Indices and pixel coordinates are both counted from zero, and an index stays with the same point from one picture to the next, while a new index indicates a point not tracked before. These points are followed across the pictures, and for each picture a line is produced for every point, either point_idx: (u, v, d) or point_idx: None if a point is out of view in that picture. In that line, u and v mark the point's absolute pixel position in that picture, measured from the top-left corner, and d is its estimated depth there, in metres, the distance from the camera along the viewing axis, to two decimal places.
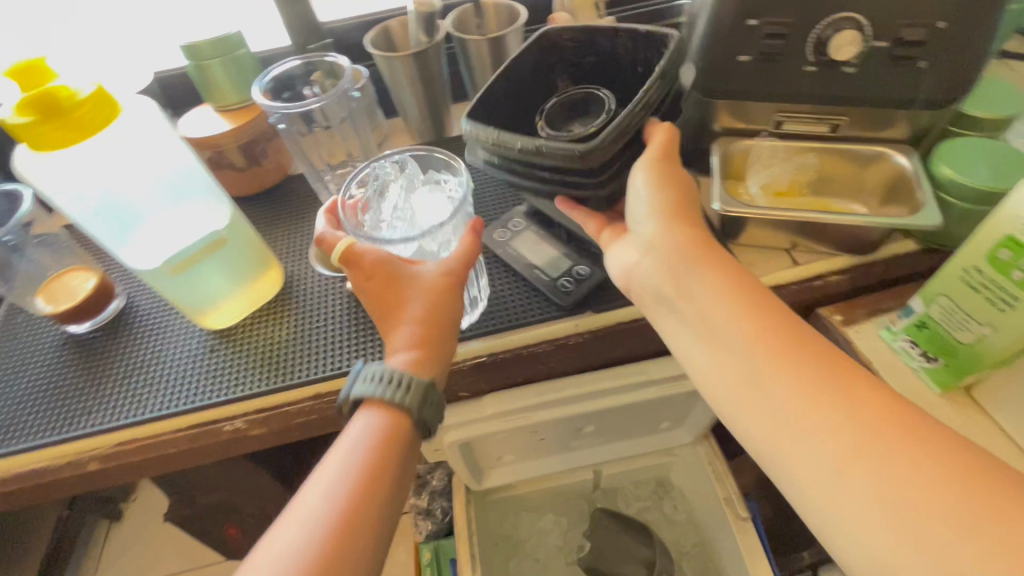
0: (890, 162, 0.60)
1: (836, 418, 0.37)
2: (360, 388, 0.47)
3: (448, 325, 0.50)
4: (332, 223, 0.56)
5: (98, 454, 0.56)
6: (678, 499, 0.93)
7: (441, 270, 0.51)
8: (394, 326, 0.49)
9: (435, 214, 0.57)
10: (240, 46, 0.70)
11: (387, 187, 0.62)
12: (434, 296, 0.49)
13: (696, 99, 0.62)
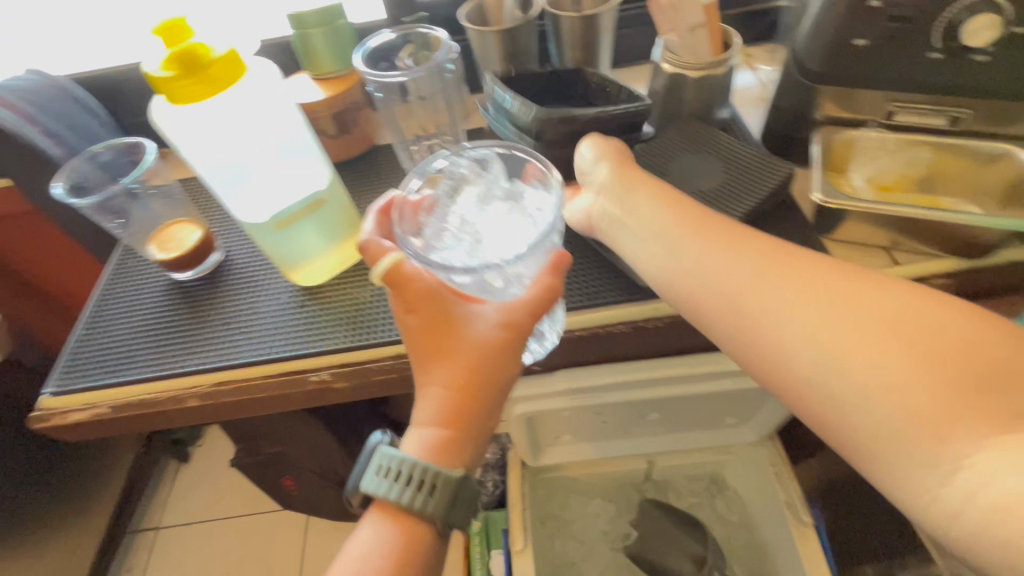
0: (1014, 160, 0.55)
1: (834, 333, 0.36)
2: (372, 488, 0.47)
3: (491, 389, 0.47)
4: (383, 226, 0.52)
5: (197, 392, 0.60)
6: (732, 498, 0.92)
7: (497, 321, 0.47)
8: (434, 371, 0.47)
9: (507, 240, 0.49)
10: (341, 17, 0.73)
11: (464, 193, 0.55)
12: (482, 353, 0.46)
13: (800, 85, 0.60)
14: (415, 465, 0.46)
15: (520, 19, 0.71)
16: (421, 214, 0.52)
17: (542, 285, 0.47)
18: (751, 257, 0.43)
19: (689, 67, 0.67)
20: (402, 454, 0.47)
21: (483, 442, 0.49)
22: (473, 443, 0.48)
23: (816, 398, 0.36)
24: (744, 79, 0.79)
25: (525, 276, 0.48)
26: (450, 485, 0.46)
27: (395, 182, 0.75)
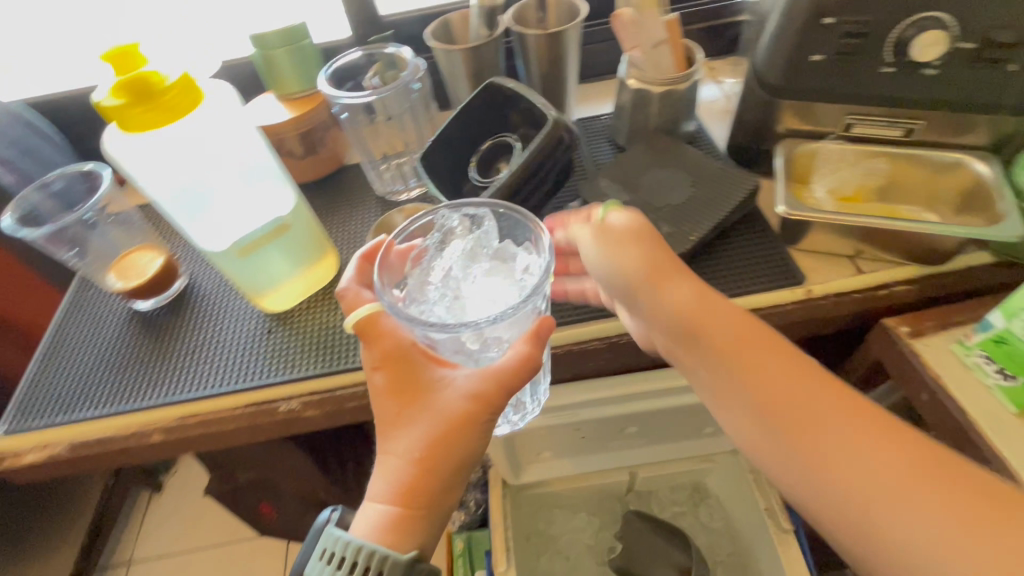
0: (968, 170, 0.57)
1: (813, 433, 0.40)
2: (315, 572, 0.45)
3: (451, 467, 0.45)
4: (365, 269, 0.52)
5: (160, 427, 0.58)
6: (715, 507, 0.92)
7: (466, 393, 0.45)
8: (399, 438, 0.46)
9: (487, 305, 0.48)
10: (305, 37, 0.72)
11: (452, 246, 0.52)
12: (444, 427, 0.44)
13: (761, 99, 0.61)
14: (358, 549, 0.43)
15: (486, 36, 0.71)
16: (407, 263, 0.51)
17: (516, 356, 0.44)
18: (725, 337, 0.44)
19: (654, 82, 0.67)
20: (346, 535, 0.44)
21: (442, 522, 0.47)
22: (430, 521, 0.46)
23: (803, 488, 0.41)
24: (709, 92, 0.81)
25: (504, 339, 0.47)
26: (395, 571, 0.43)
27: (364, 202, 0.74)
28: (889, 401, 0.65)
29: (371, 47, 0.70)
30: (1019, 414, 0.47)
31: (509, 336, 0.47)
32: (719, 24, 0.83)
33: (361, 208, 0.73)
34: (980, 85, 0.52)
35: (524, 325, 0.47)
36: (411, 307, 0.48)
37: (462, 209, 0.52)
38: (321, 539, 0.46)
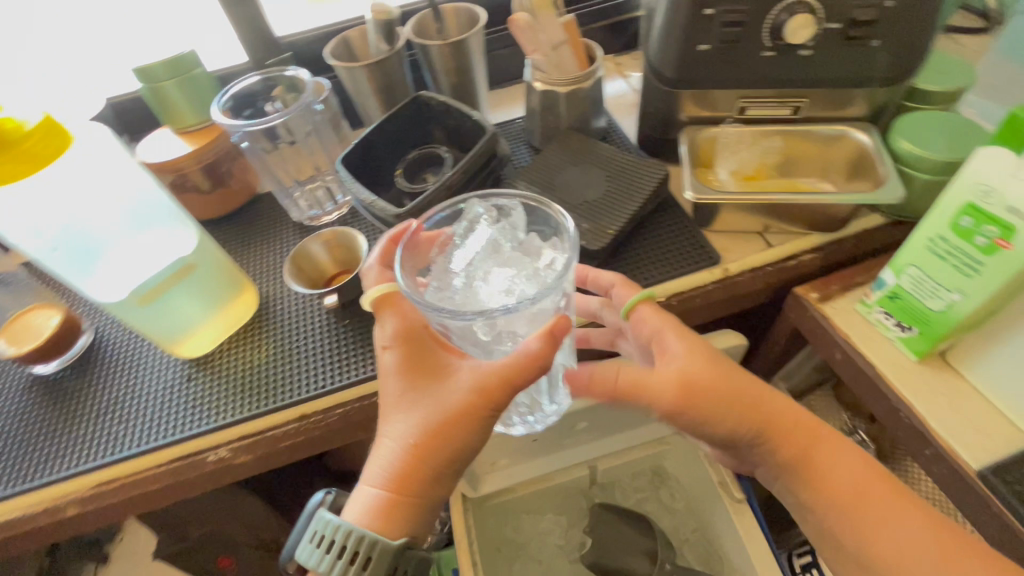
0: (851, 140, 0.62)
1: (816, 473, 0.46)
2: (303, 552, 0.43)
3: (451, 459, 0.43)
4: (386, 253, 0.49)
5: (75, 498, 0.54)
6: (675, 487, 0.94)
7: (471, 385, 0.42)
8: (397, 420, 0.43)
9: (503, 297, 0.45)
10: (196, 66, 0.68)
11: (478, 233, 0.49)
12: (446, 417, 0.42)
13: (661, 91, 0.63)
14: (350, 534, 0.41)
15: (388, 51, 0.69)
16: (433, 249, 0.48)
17: (528, 355, 0.41)
18: (733, 414, 0.46)
19: (560, 83, 0.68)
20: (338, 519, 0.42)
21: (435, 508, 0.44)
22: (423, 510, 0.44)
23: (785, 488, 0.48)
24: (618, 88, 0.83)
25: (518, 334, 0.45)
26: (384, 556, 0.41)
27: (281, 230, 0.71)
28: (814, 364, 0.68)
29: (267, 71, 0.67)
30: (919, 361, 0.51)
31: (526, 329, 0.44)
32: (619, 21, 0.85)
33: (277, 237, 0.70)
34: (851, 61, 0.56)
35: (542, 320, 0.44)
36: (431, 296, 0.45)
37: (492, 198, 0.49)
38: (311, 522, 0.44)
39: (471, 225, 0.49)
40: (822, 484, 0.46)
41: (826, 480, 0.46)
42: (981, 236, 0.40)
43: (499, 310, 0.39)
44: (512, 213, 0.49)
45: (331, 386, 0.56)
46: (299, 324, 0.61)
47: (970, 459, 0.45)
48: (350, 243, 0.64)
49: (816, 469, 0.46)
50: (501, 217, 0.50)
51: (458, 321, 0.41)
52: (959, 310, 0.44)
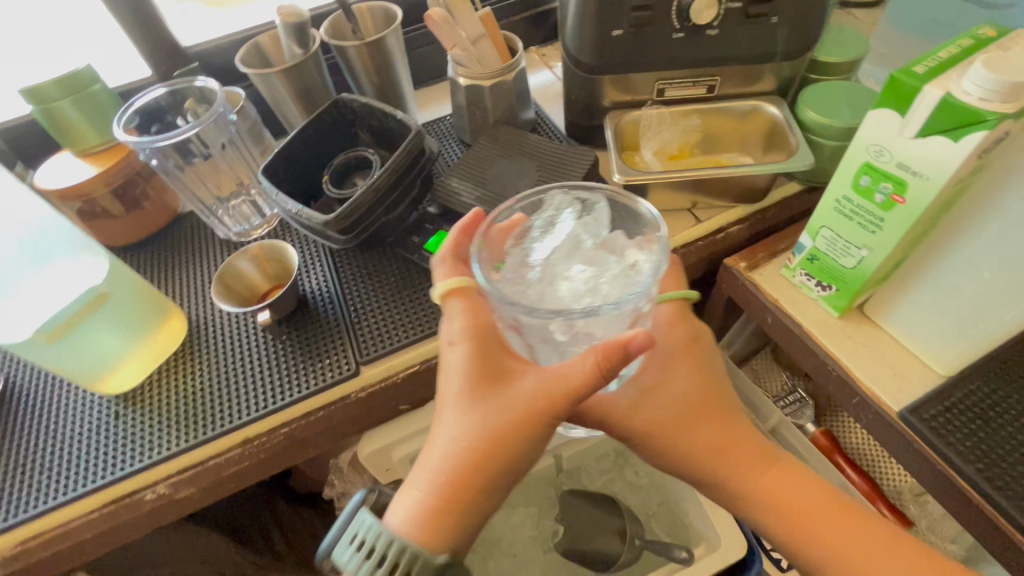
0: (763, 113, 0.65)
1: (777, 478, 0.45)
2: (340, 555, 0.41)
3: (507, 466, 0.41)
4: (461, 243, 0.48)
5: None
6: (638, 464, 0.97)
7: (535, 390, 0.40)
8: (454, 418, 0.42)
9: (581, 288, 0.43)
10: (93, 82, 0.64)
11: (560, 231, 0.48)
12: (511, 419, 0.40)
13: (581, 78, 0.64)
14: (390, 544, 0.39)
15: (302, 54, 0.67)
16: (509, 241, 0.46)
17: (594, 363, 0.38)
18: (698, 439, 0.46)
19: (483, 77, 0.68)
20: (381, 525, 0.40)
21: (480, 523, 0.42)
22: (469, 523, 0.41)
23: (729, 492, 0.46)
24: (543, 79, 0.83)
25: (593, 333, 0.42)
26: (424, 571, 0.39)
27: (206, 249, 0.68)
28: (752, 331, 0.71)
29: (172, 82, 0.63)
30: (841, 317, 0.54)
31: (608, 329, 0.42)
32: (538, 12, 0.86)
33: (202, 258, 0.67)
34: (755, 38, 0.59)
35: (621, 321, 0.42)
36: (501, 285, 0.42)
37: (575, 190, 0.48)
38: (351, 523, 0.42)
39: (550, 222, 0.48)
40: (773, 506, 0.45)
41: (776, 500, 0.45)
42: (879, 193, 0.43)
43: (580, 310, 0.37)
44: (591, 213, 0.48)
45: (273, 406, 0.54)
46: (234, 345, 0.59)
47: (892, 403, 0.48)
48: (281, 257, 0.61)
49: (767, 490, 0.45)
50: (584, 212, 0.48)
51: (537, 318, 0.39)
52: (868, 265, 0.47)
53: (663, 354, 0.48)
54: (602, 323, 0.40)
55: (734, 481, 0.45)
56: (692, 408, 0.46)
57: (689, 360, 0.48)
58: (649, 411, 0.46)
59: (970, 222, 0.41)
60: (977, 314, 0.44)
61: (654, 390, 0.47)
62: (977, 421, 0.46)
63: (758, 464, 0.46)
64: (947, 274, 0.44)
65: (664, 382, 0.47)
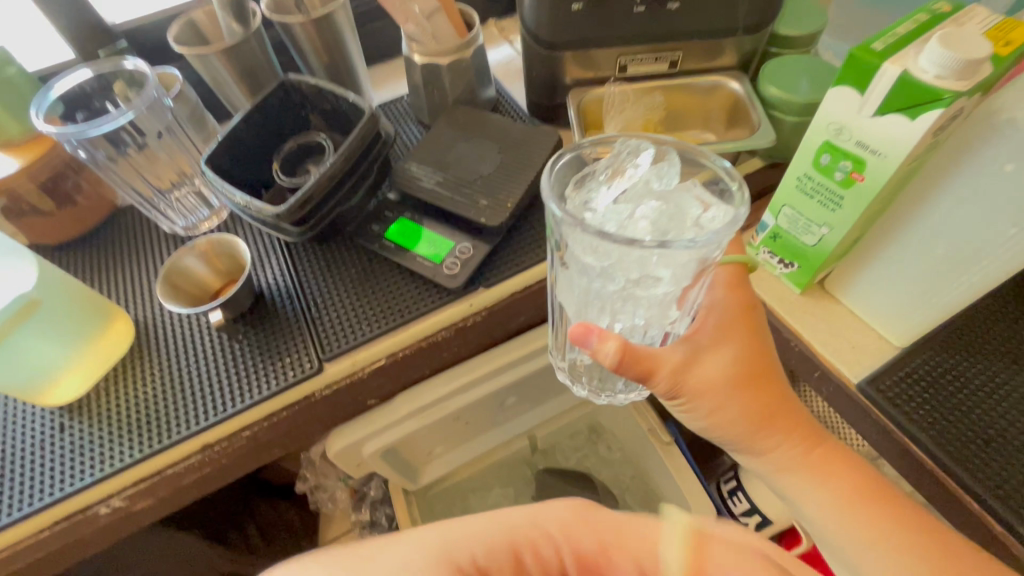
0: (726, 89, 0.64)
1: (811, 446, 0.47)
2: None
3: None
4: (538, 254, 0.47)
5: None
6: (610, 439, 0.99)
7: None
8: None
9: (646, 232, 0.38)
10: (8, 64, 0.58)
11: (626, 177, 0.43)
12: None
13: (541, 55, 0.61)
14: None
15: (242, 32, 0.62)
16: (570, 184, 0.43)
17: None
18: (750, 408, 0.46)
19: (439, 55, 0.65)
20: None
21: None
22: None
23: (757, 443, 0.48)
24: (503, 54, 0.80)
25: (660, 279, 0.38)
26: None
27: (152, 244, 0.63)
28: None
29: (97, 65, 0.58)
30: (802, 293, 0.55)
31: (672, 284, 0.39)
32: None
33: (147, 256, 0.62)
34: (716, 12, 0.57)
35: (688, 275, 0.38)
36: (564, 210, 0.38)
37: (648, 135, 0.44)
38: None
39: (615, 169, 0.44)
40: (822, 477, 0.46)
41: (824, 469, 0.46)
42: (839, 171, 0.43)
43: (654, 243, 0.33)
44: (667, 160, 0.43)
45: (233, 409, 0.52)
46: (188, 347, 0.56)
47: (851, 375, 0.50)
48: (232, 252, 0.58)
49: (817, 463, 0.47)
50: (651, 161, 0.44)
51: (604, 253, 0.35)
52: (828, 242, 0.48)
53: (718, 319, 0.46)
54: (668, 270, 0.37)
55: (780, 450, 0.47)
56: (742, 377, 0.46)
57: (742, 327, 0.47)
58: (701, 379, 0.45)
59: (923, 198, 0.42)
60: (932, 287, 0.45)
61: (703, 356, 0.46)
62: (923, 388, 0.47)
63: (806, 440, 0.47)
64: (903, 249, 0.45)
65: (715, 348, 0.46)
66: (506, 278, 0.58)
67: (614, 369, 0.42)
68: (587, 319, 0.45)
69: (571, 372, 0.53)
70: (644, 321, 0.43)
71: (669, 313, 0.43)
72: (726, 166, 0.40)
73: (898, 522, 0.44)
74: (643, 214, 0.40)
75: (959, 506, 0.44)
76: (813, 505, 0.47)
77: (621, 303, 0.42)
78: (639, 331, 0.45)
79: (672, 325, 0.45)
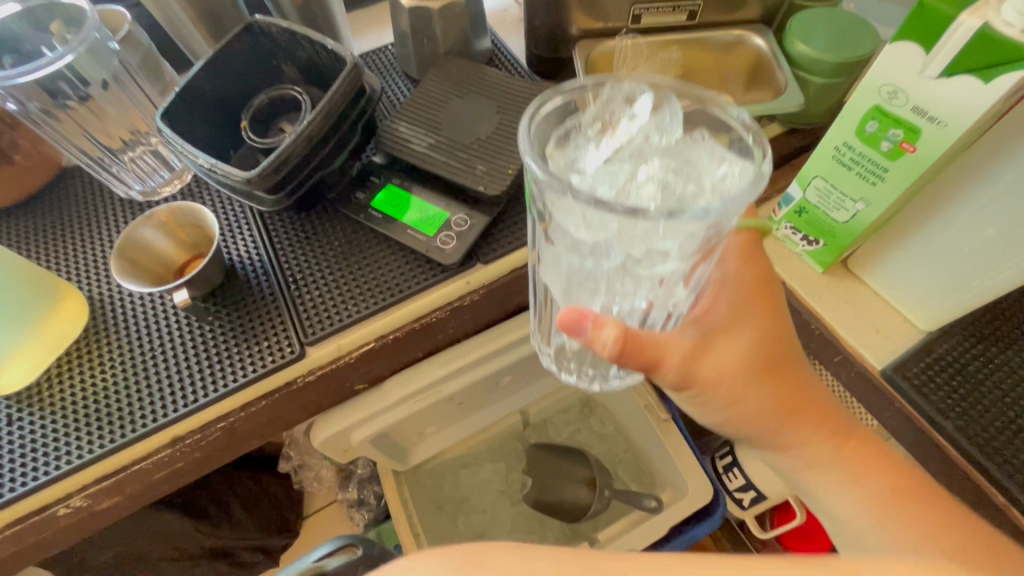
0: (748, 46, 0.58)
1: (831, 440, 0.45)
2: None
3: None
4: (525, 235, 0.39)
5: None
6: (604, 414, 0.97)
7: None
8: None
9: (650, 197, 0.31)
10: None
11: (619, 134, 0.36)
12: None
13: (546, 1, 0.54)
14: None
15: None
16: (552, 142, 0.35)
17: None
18: (768, 395, 0.44)
19: None
20: None
21: None
22: None
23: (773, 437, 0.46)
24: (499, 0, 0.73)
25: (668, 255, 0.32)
26: None
27: (105, 211, 0.56)
28: None
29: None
30: (824, 271, 0.51)
31: (680, 259, 0.33)
32: None
33: (100, 224, 0.55)
34: None
35: (698, 248, 0.32)
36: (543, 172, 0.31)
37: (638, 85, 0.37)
38: None
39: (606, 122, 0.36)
40: (847, 467, 0.45)
41: (848, 458, 0.45)
42: (886, 140, 0.38)
43: (660, 213, 0.27)
44: (667, 109, 0.36)
45: (204, 400, 0.47)
46: (152, 329, 0.50)
47: (875, 360, 0.47)
48: (197, 222, 0.52)
49: (840, 452, 0.45)
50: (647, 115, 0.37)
51: (600, 223, 0.29)
52: (863, 219, 0.44)
53: (734, 299, 0.43)
54: (675, 243, 0.31)
55: (803, 439, 0.45)
56: (760, 363, 0.44)
57: (757, 306, 0.44)
58: (717, 366, 0.43)
59: (979, 171, 0.38)
60: (973, 270, 0.41)
61: (719, 342, 0.43)
62: (957, 377, 0.45)
63: (833, 432, 0.45)
64: (945, 228, 0.41)
65: (730, 331, 0.43)
66: (507, 253, 0.53)
67: (611, 358, 0.38)
68: (576, 301, 0.39)
69: (557, 357, 0.48)
70: (646, 302, 0.38)
71: (674, 293, 0.37)
72: (742, 117, 0.34)
73: (930, 512, 0.41)
74: (647, 177, 0.33)
75: (981, 496, 0.43)
76: (841, 502, 0.45)
77: (618, 284, 0.36)
78: (638, 315, 0.40)
79: (676, 308, 0.39)
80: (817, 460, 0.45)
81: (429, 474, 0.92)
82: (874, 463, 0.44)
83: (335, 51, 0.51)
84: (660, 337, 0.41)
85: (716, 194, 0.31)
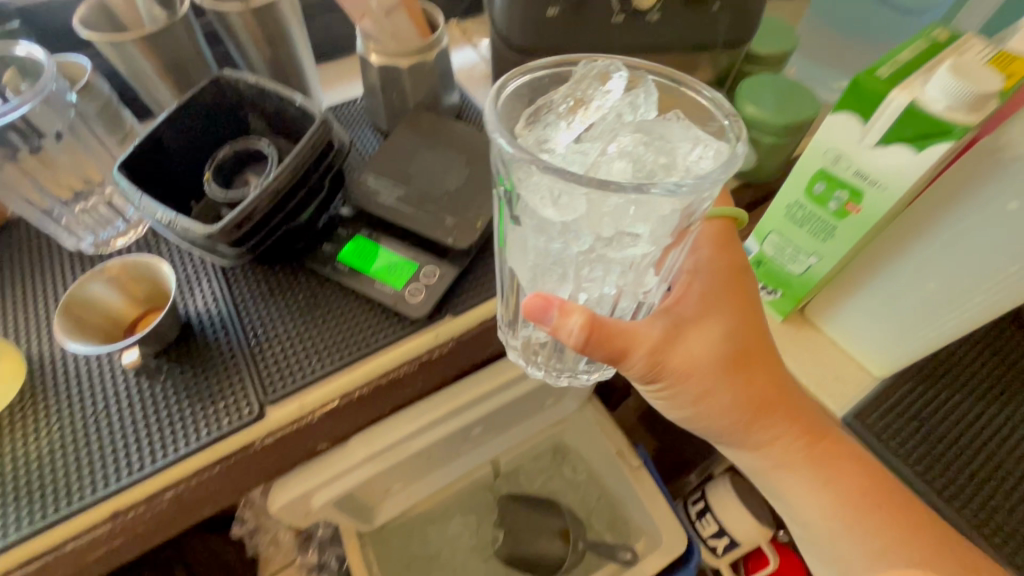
0: None
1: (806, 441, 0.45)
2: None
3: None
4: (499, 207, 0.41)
5: None
6: (576, 461, 0.95)
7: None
8: None
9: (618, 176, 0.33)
10: None
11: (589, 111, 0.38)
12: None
13: (513, 62, 0.57)
14: None
15: (167, 20, 0.54)
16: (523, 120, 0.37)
17: None
18: (741, 390, 0.44)
19: (398, 57, 0.59)
20: None
21: None
22: None
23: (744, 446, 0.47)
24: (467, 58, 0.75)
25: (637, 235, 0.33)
26: None
27: (49, 265, 0.53)
28: None
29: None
30: (784, 320, 0.53)
31: (651, 242, 0.34)
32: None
33: (48, 278, 0.52)
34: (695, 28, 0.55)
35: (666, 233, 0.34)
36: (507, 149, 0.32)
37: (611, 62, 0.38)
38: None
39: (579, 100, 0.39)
40: (814, 465, 0.45)
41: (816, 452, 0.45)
42: (834, 200, 0.41)
43: (630, 186, 0.28)
44: (640, 90, 0.38)
45: (148, 470, 0.43)
46: (95, 392, 0.47)
47: (837, 405, 0.48)
48: (151, 277, 0.50)
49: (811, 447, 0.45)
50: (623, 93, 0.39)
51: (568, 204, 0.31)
52: (817, 271, 0.46)
53: (704, 290, 0.44)
54: (645, 226, 0.32)
55: (776, 436, 0.45)
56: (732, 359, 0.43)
57: (727, 299, 0.44)
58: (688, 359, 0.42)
59: (919, 231, 0.41)
60: (926, 317, 0.43)
61: (690, 334, 0.42)
62: (915, 422, 0.48)
63: (806, 433, 0.45)
64: (892, 278, 0.44)
65: (701, 322, 0.43)
66: (476, 305, 0.53)
67: (579, 348, 0.37)
68: (546, 288, 0.39)
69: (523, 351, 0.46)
70: (615, 291, 0.39)
71: (643, 280, 0.38)
72: (714, 97, 0.36)
73: (888, 523, 0.42)
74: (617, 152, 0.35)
75: None
76: (812, 504, 0.46)
77: (589, 269, 0.37)
78: (609, 304, 0.40)
79: (645, 296, 0.41)
80: (785, 464, 0.46)
81: (396, 531, 0.87)
82: (844, 466, 0.45)
83: (303, 108, 0.52)
84: (631, 326, 0.40)
85: (687, 172, 0.33)
